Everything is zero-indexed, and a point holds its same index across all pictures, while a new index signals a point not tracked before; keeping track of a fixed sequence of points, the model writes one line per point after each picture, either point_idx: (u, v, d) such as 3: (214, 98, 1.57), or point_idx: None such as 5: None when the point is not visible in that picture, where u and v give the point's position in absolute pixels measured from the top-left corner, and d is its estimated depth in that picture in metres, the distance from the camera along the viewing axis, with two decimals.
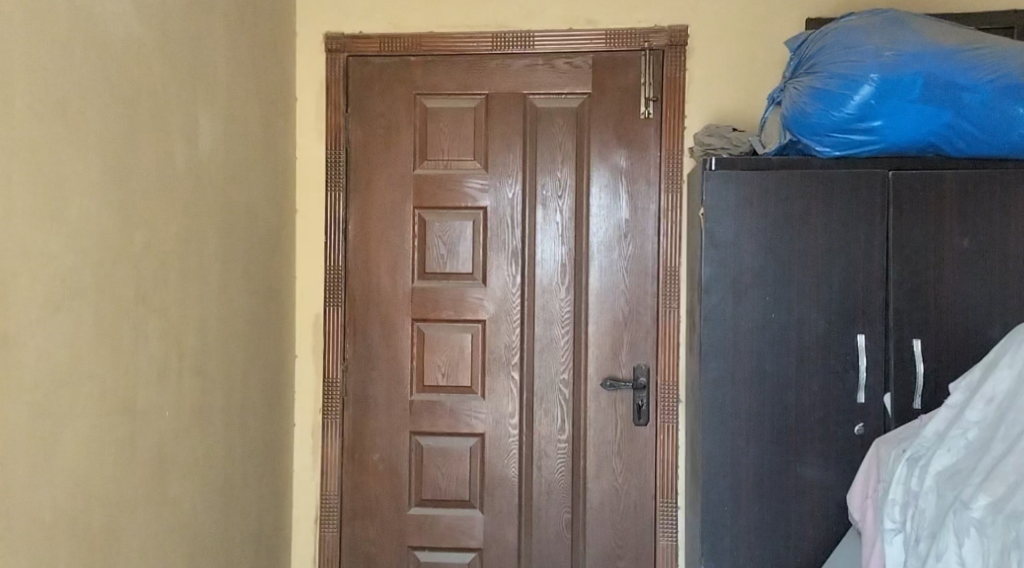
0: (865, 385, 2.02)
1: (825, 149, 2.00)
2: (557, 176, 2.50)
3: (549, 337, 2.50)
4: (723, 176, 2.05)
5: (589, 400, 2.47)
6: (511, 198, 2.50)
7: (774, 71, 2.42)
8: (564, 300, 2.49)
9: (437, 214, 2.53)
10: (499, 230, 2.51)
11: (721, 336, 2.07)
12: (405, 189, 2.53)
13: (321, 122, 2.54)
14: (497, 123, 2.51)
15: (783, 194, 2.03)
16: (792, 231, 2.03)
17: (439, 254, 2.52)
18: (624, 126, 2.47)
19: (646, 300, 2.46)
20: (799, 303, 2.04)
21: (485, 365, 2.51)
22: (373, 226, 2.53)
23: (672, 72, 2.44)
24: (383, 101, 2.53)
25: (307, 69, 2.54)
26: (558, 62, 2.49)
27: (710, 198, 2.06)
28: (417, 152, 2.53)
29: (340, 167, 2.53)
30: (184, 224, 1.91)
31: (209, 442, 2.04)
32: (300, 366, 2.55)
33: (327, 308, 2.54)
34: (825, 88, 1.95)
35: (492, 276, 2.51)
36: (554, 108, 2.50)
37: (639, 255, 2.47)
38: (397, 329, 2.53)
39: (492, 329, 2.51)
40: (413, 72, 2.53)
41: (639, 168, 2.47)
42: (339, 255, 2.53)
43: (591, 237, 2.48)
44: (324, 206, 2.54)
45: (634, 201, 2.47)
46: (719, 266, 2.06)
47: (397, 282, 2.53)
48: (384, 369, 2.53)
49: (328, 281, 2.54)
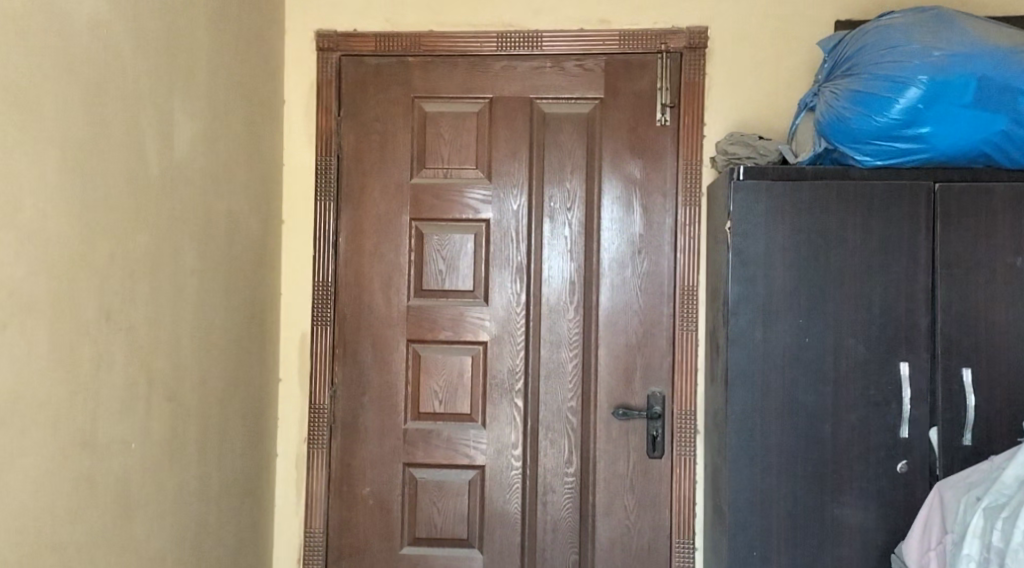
0: (909, 418, 1.83)
1: (865, 157, 1.84)
2: (565, 187, 2.31)
3: (556, 361, 2.30)
4: (753, 187, 1.87)
5: (599, 430, 2.27)
6: (516, 210, 2.32)
7: (800, 75, 2.25)
8: (571, 321, 2.30)
9: (435, 226, 2.34)
10: (502, 245, 2.32)
11: (749, 364, 1.88)
12: (401, 199, 2.34)
13: (310, 127, 2.35)
14: (502, 130, 2.32)
15: (818, 208, 1.85)
16: (829, 248, 1.85)
17: (437, 270, 2.33)
18: (638, 134, 2.29)
19: (661, 321, 2.27)
20: (836, 327, 1.85)
21: (486, 390, 2.31)
22: (365, 239, 2.34)
23: (690, 77, 2.27)
24: (378, 105, 2.34)
25: (296, 70, 2.35)
26: (567, 64, 2.32)
27: (737, 211, 1.88)
28: (414, 160, 2.34)
29: (331, 175, 2.34)
30: (157, 232, 1.72)
31: (182, 476, 1.83)
32: (284, 391, 2.34)
33: (315, 328, 2.33)
34: (867, 91, 1.78)
35: (494, 294, 2.31)
36: (563, 114, 2.32)
37: (654, 272, 2.28)
38: (390, 352, 2.33)
39: (494, 352, 2.31)
40: (411, 74, 2.34)
41: (654, 179, 2.29)
42: (329, 270, 2.33)
43: (602, 253, 2.29)
44: (313, 216, 2.34)
45: (649, 215, 2.29)
46: (748, 287, 1.88)
47: (391, 300, 2.33)
48: (376, 395, 2.33)
49: (316, 298, 2.33)
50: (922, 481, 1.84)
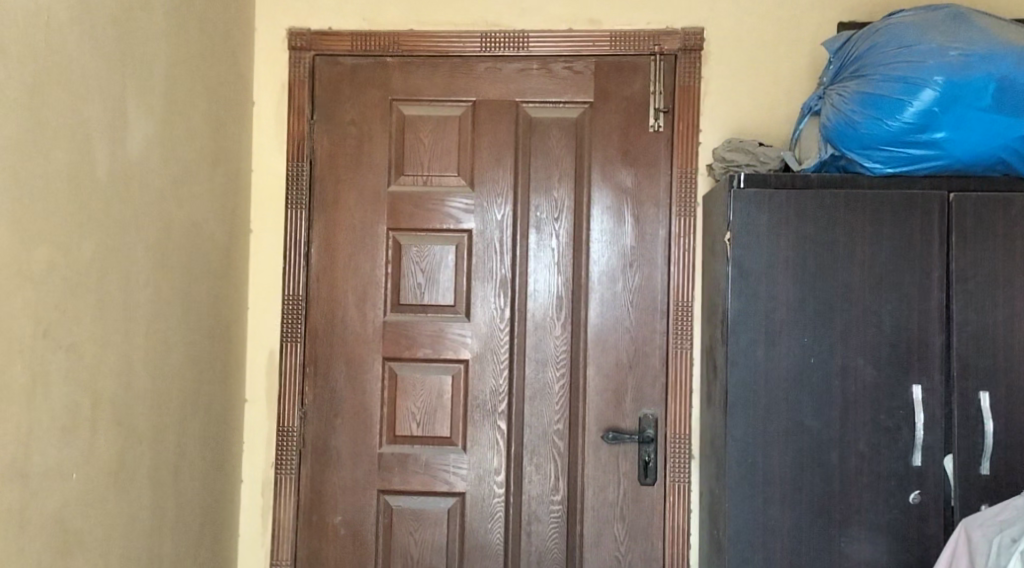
0: (922, 444, 1.70)
1: (875, 164, 1.72)
2: (553, 196, 2.18)
3: (542, 381, 2.16)
4: (754, 196, 1.74)
5: (587, 455, 2.13)
6: (500, 220, 2.18)
7: (801, 79, 2.13)
8: (559, 338, 2.16)
9: (414, 236, 2.20)
10: (486, 257, 2.18)
11: (751, 385, 1.74)
12: (378, 207, 2.19)
13: (281, 130, 2.20)
14: (486, 135, 2.19)
15: (824, 218, 1.73)
16: (836, 261, 1.73)
17: (416, 283, 2.19)
18: (630, 141, 2.16)
19: (654, 340, 2.14)
20: (844, 347, 1.73)
21: (467, 412, 2.16)
22: (339, 250, 2.19)
23: (686, 80, 2.14)
24: (354, 107, 2.20)
25: (266, 70, 2.21)
26: (555, 66, 2.19)
27: (737, 222, 1.75)
28: (392, 166, 2.20)
29: (303, 182, 2.19)
30: (107, 239, 1.57)
31: (132, 507, 1.67)
32: (251, 412, 2.18)
33: (284, 345, 2.18)
34: (878, 94, 1.67)
35: (476, 310, 2.17)
36: (551, 119, 2.19)
37: (647, 287, 2.15)
38: (365, 370, 2.18)
39: (476, 371, 2.17)
40: (389, 75, 2.21)
41: (647, 188, 2.16)
42: (301, 283, 2.18)
43: (591, 266, 2.15)
44: (283, 225, 2.19)
45: (641, 226, 2.15)
46: (748, 303, 1.74)
47: (366, 315, 2.18)
48: (349, 416, 2.17)
49: (286, 312, 2.18)
50: (937, 513, 1.70)
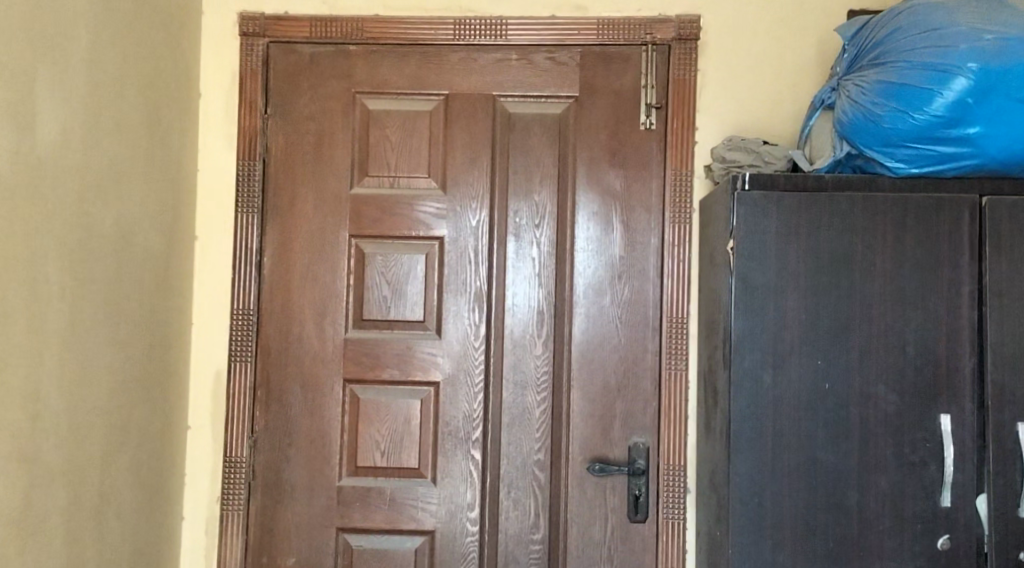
0: (952, 482, 1.50)
1: (898, 164, 1.52)
2: (533, 201, 1.96)
3: (521, 406, 1.94)
4: (761, 199, 1.54)
5: (571, 488, 1.91)
6: (475, 227, 1.96)
7: (809, 73, 1.93)
8: (539, 358, 1.94)
9: (379, 244, 1.97)
10: (458, 268, 1.96)
11: (757, 415, 1.54)
12: (339, 213, 1.97)
13: (232, 125, 1.98)
14: (459, 132, 1.97)
15: (840, 225, 1.53)
16: (853, 274, 1.53)
17: (381, 297, 1.96)
18: (619, 139, 1.95)
19: (645, 359, 1.93)
20: (862, 371, 1.52)
21: (437, 441, 1.94)
22: (295, 259, 1.97)
23: (680, 74, 1.94)
24: (313, 101, 1.98)
25: (216, 59, 1.99)
26: (536, 57, 1.98)
27: (742, 229, 1.55)
28: (355, 167, 1.98)
29: (255, 183, 1.97)
30: (8, 246, 1.34)
31: (41, 556, 1.43)
32: (196, 441, 1.95)
33: (233, 365, 1.95)
34: (903, 83, 1.47)
35: (448, 326, 1.95)
36: (531, 114, 1.98)
37: (637, 301, 1.94)
38: (323, 394, 1.95)
39: (448, 394, 1.95)
40: (352, 65, 1.99)
41: (637, 191, 1.95)
42: (252, 297, 1.96)
43: (576, 278, 1.94)
44: (233, 232, 1.97)
45: (631, 234, 1.94)
46: (753, 321, 1.54)
47: (325, 333, 1.96)
48: (305, 446, 1.94)
49: (235, 329, 1.95)
50: (969, 562, 1.50)
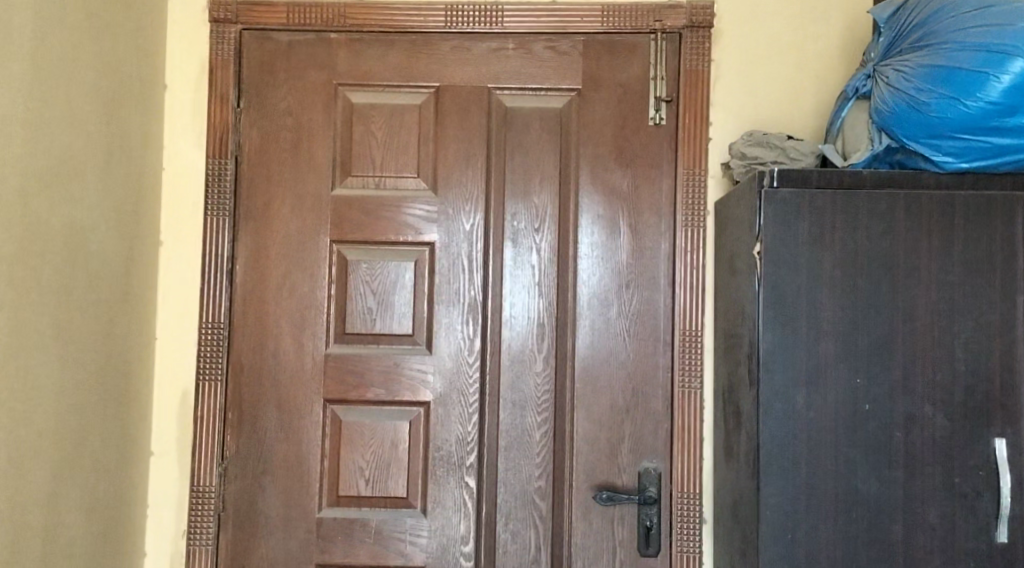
0: (1009, 515, 1.33)
1: (945, 158, 1.37)
2: (532, 204, 1.79)
3: (520, 428, 1.76)
4: (792, 198, 1.38)
5: (575, 519, 1.74)
6: (468, 232, 1.79)
7: (833, 63, 1.77)
8: (539, 376, 1.77)
9: (363, 251, 1.80)
10: (451, 276, 1.78)
11: (788, 440, 1.38)
12: (319, 216, 1.79)
13: (201, 120, 1.80)
14: (452, 128, 1.80)
15: (880, 226, 1.37)
16: (895, 281, 1.37)
17: (365, 308, 1.78)
18: (626, 136, 1.79)
19: (656, 376, 1.76)
20: (905, 390, 1.36)
21: (428, 467, 1.76)
22: (271, 268, 1.79)
23: (693, 64, 1.78)
24: (291, 94, 1.80)
25: (183, 47, 1.81)
26: (536, 46, 1.81)
27: (770, 231, 1.38)
28: (337, 165, 1.81)
29: (226, 184, 1.78)
30: None
31: None
32: (160, 468, 1.76)
33: (201, 384, 1.76)
34: (953, 68, 1.31)
35: (439, 340, 1.78)
36: (529, 109, 1.81)
37: (647, 312, 1.77)
38: (302, 416, 1.77)
39: (439, 416, 1.77)
40: (333, 55, 1.81)
41: (646, 192, 1.78)
42: (223, 308, 1.77)
43: (579, 288, 1.77)
44: (201, 237, 1.78)
45: (639, 239, 1.78)
46: (784, 334, 1.38)
47: (304, 348, 1.78)
48: (281, 473, 1.76)
49: (203, 345, 1.77)
50: None
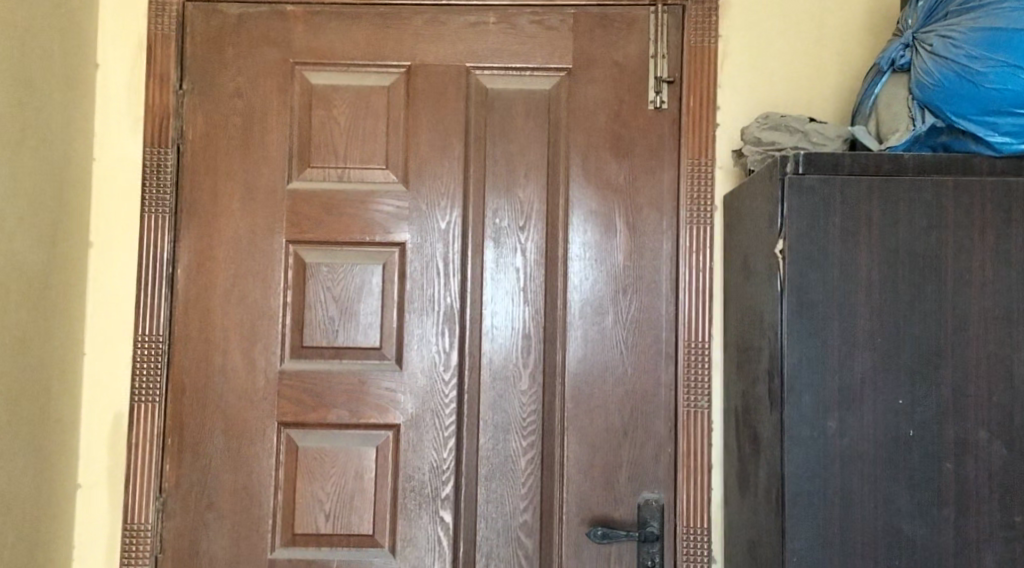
0: None
1: (1003, 139, 1.18)
2: (516, 199, 1.58)
3: (503, 454, 1.55)
4: (820, 186, 1.18)
5: (566, 559, 1.52)
6: (443, 230, 1.57)
7: (855, 38, 1.57)
8: (525, 395, 1.55)
9: (324, 252, 1.58)
10: (424, 281, 1.57)
11: (819, 474, 1.17)
12: (273, 213, 1.57)
13: (137, 104, 1.57)
14: (425, 113, 1.59)
15: (924, 219, 1.17)
16: (942, 284, 1.16)
17: (326, 317, 1.56)
18: (623, 122, 1.58)
19: (658, 394, 1.54)
20: (957, 413, 1.16)
21: (398, 500, 1.54)
22: (217, 272, 1.56)
23: (698, 40, 1.57)
24: (241, 74, 1.58)
25: (117, 21, 1.58)
26: (520, 20, 1.60)
27: (794, 227, 1.18)
28: (295, 155, 1.59)
29: (167, 176, 1.56)
30: None
31: None
32: (87, 502, 1.53)
33: (136, 405, 1.53)
34: (1016, 30, 1.14)
35: (411, 354, 1.56)
36: (512, 91, 1.60)
37: (646, 321, 1.55)
38: (252, 441, 1.54)
39: (410, 441, 1.55)
40: (290, 30, 1.59)
41: (645, 186, 1.57)
42: (163, 318, 1.55)
43: (569, 293, 1.56)
44: (137, 238, 1.55)
45: (638, 238, 1.57)
46: (810, 347, 1.18)
47: (255, 365, 1.55)
48: (228, 508, 1.53)
49: (139, 360, 1.54)
50: None
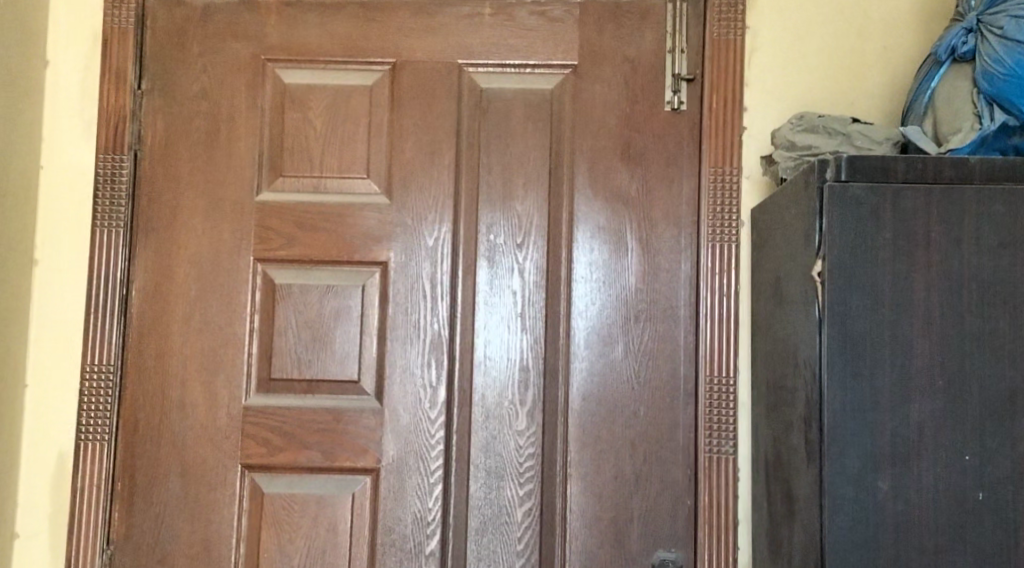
0: None
1: None
2: (514, 213, 1.39)
3: (497, 504, 1.35)
4: (867, 197, 0.98)
5: None
6: (431, 248, 1.39)
7: (903, 28, 1.37)
8: (522, 437, 1.36)
9: (296, 272, 1.40)
10: (409, 306, 1.38)
11: (869, 547, 0.96)
12: (239, 228, 1.40)
13: (91, 105, 1.41)
14: (411, 116, 1.41)
15: (993, 237, 0.97)
16: (1016, 316, 0.96)
17: (298, 346, 1.38)
18: (636, 125, 1.39)
19: (675, 436, 1.34)
20: None
21: (377, 556, 1.35)
22: (177, 294, 1.39)
23: (722, 32, 1.37)
24: (207, 72, 1.42)
25: (71, 14, 1.42)
26: (520, 11, 1.42)
27: (837, 245, 0.98)
28: (265, 163, 1.41)
29: (121, 186, 1.39)
30: None
31: None
32: (24, 555, 1.34)
33: (82, 444, 1.36)
34: None
35: (393, 388, 1.37)
36: (510, 90, 1.41)
37: (662, 352, 1.36)
38: (212, 487, 1.36)
39: (391, 488, 1.36)
40: (262, 23, 1.43)
41: (661, 198, 1.38)
42: (114, 345, 1.38)
43: (574, 320, 1.36)
44: (88, 255, 1.38)
45: (652, 257, 1.37)
46: (856, 391, 0.97)
47: (217, 400, 1.37)
48: (183, 563, 1.35)
49: (86, 393, 1.36)
50: None
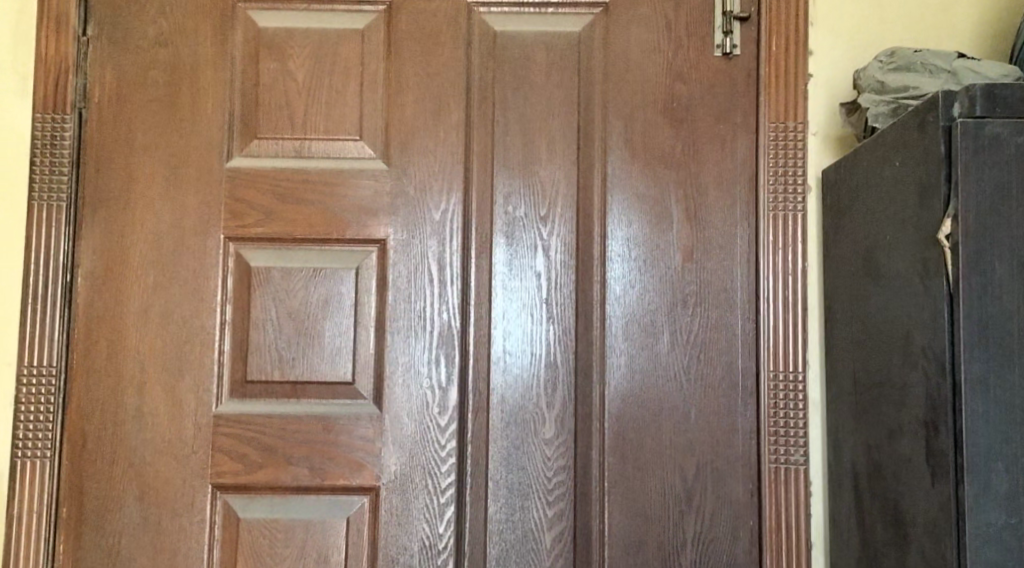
0: None
1: None
2: (537, 180, 1.16)
3: (521, 529, 1.12)
4: (1012, 137, 0.76)
5: None
6: (437, 223, 1.16)
7: None
8: (549, 447, 1.13)
9: (276, 252, 1.16)
10: (413, 292, 1.15)
11: None
12: (207, 202, 1.16)
13: (26, 55, 1.17)
14: (411, 66, 1.18)
15: None
16: None
17: (279, 342, 1.15)
18: (681, 73, 1.17)
19: (733, 443, 1.12)
20: None
21: None
22: (133, 281, 1.16)
23: None
24: (166, 16, 1.18)
25: None
26: None
27: (972, 200, 0.76)
28: (237, 124, 1.18)
29: (64, 152, 1.16)
30: None
31: None
32: None
33: (19, 463, 1.12)
34: None
35: (395, 392, 1.14)
36: (529, 34, 1.18)
37: (715, 343, 1.13)
38: (176, 513, 1.13)
39: (394, 511, 1.13)
40: None
41: (712, 160, 1.16)
42: (56, 343, 1.14)
43: (610, 307, 1.14)
44: (24, 235, 1.15)
45: (702, 229, 1.15)
46: (1002, 389, 0.75)
47: (182, 408, 1.14)
48: None
49: (24, 401, 1.13)
50: None
